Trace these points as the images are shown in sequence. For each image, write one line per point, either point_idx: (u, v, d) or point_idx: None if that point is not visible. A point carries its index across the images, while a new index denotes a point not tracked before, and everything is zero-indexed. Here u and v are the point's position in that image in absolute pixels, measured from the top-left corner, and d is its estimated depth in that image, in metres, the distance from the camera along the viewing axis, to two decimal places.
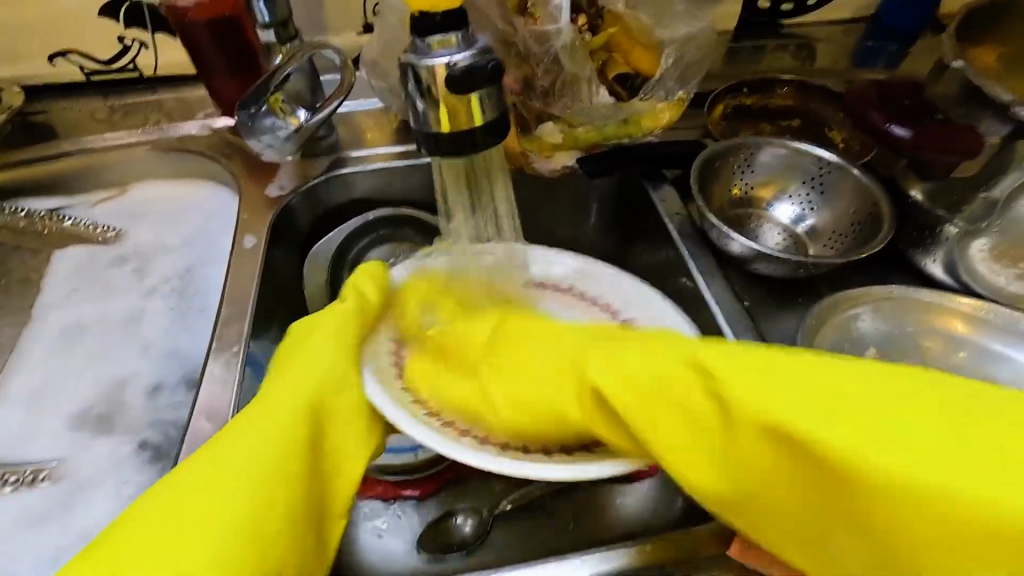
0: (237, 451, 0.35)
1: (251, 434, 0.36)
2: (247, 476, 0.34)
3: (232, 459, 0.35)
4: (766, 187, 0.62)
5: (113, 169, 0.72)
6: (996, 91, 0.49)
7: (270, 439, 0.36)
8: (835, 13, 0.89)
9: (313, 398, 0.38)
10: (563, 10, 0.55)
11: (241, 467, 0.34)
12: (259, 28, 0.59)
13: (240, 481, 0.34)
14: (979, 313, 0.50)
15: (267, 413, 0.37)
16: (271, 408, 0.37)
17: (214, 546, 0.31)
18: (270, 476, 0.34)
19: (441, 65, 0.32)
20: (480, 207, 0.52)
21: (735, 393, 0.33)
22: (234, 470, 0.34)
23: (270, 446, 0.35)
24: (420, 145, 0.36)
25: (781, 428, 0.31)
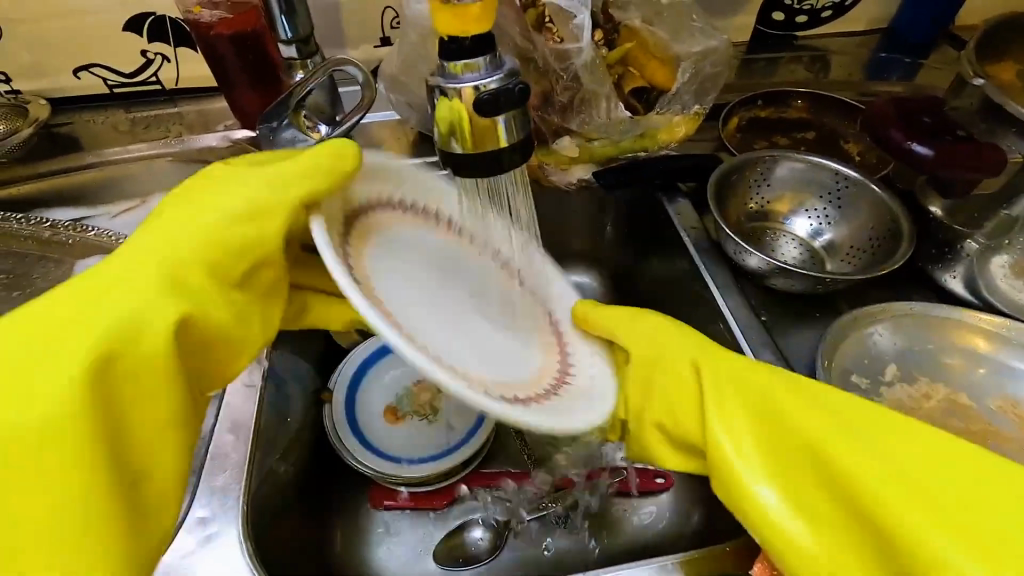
0: (49, 372, 0.32)
1: (103, 309, 0.34)
2: (48, 411, 0.31)
3: (124, 377, 0.33)
4: (783, 201, 0.62)
5: (135, 180, 0.74)
6: (1016, 109, 0.46)
7: (51, 375, 0.31)
8: (850, 25, 0.89)
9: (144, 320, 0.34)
10: (583, 29, 0.53)
11: (139, 369, 0.33)
12: (281, 44, 0.60)
13: (46, 393, 0.31)
14: (998, 329, 0.49)
15: (117, 284, 0.35)
16: (91, 324, 0.33)
17: (50, 465, 0.30)
18: (110, 404, 0.32)
19: (470, 89, 0.32)
20: (501, 222, 0.51)
21: (826, 453, 0.34)
22: (116, 396, 0.33)
23: (129, 350, 0.33)
24: (446, 164, 0.36)
25: (837, 476, 0.34)
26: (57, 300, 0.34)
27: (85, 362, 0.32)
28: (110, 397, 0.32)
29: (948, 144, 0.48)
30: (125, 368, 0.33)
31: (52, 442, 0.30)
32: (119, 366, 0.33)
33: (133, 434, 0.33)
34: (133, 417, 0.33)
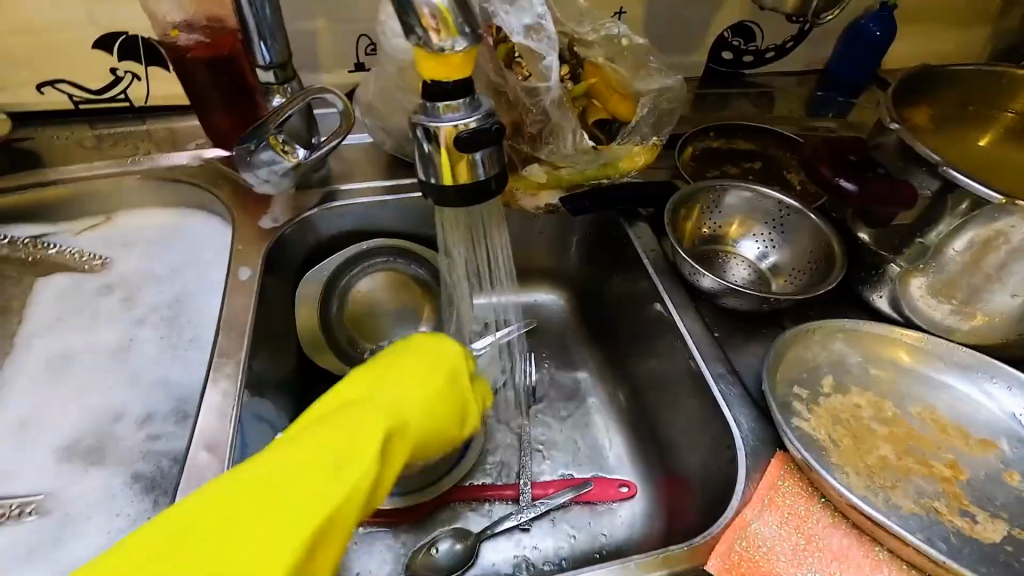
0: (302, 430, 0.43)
1: (332, 418, 0.44)
2: (285, 471, 0.40)
3: (319, 470, 0.40)
4: (734, 227, 0.68)
5: (100, 198, 0.73)
6: (926, 152, 0.52)
7: (325, 445, 0.41)
8: (791, 66, 0.97)
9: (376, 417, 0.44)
10: (550, 70, 0.57)
11: (315, 490, 0.39)
12: (259, 68, 0.62)
13: (264, 470, 0.40)
14: (919, 344, 0.55)
15: (401, 371, 0.49)
16: (311, 435, 0.42)
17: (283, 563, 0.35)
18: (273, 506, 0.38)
19: (449, 128, 0.35)
20: (478, 253, 0.56)
21: None
22: (291, 497, 0.38)
23: (315, 463, 0.40)
24: (425, 193, 0.39)
25: None
26: (345, 391, 0.48)
27: (260, 466, 0.40)
28: (297, 481, 0.39)
29: (871, 179, 0.55)
30: (314, 478, 0.40)
31: (260, 500, 0.38)
32: (322, 488, 0.39)
33: (297, 531, 0.37)
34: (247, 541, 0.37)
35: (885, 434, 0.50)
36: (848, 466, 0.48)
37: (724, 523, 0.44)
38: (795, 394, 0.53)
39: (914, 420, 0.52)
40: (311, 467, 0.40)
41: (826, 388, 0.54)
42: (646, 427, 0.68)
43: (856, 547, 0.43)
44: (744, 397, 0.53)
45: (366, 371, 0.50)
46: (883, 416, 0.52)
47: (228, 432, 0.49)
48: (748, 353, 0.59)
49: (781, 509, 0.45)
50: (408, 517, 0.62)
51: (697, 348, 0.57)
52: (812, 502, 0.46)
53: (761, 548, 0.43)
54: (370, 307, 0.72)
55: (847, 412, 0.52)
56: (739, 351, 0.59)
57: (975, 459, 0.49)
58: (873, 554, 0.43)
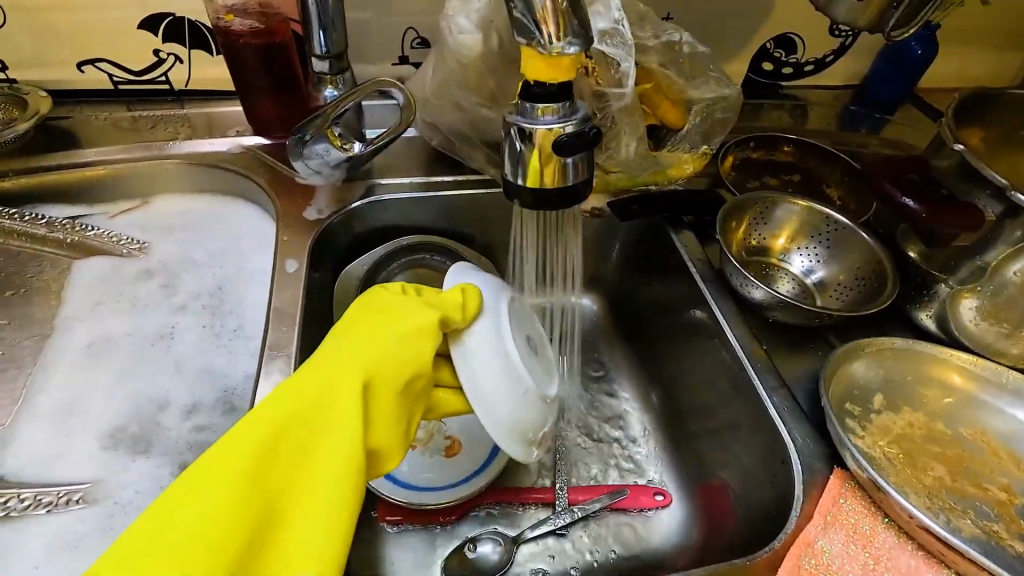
0: (290, 398, 0.39)
1: (323, 384, 0.40)
2: (284, 452, 0.38)
3: (317, 440, 0.39)
4: (780, 240, 0.68)
5: (137, 181, 0.72)
6: (991, 174, 0.53)
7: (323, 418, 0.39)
8: (827, 79, 0.97)
9: (373, 374, 0.40)
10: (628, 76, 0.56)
11: (321, 461, 0.38)
12: (314, 58, 0.61)
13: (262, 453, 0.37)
14: (974, 367, 0.55)
15: (396, 319, 0.43)
16: (304, 407, 0.39)
17: (311, 535, 0.37)
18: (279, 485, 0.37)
19: (546, 130, 0.35)
20: (551, 251, 0.55)
21: None
22: (296, 473, 0.38)
23: (313, 433, 0.39)
24: (508, 194, 0.39)
25: None
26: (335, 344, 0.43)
27: (256, 450, 0.37)
28: (298, 457, 0.38)
29: None
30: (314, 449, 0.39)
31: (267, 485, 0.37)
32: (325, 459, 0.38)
33: (314, 506, 0.38)
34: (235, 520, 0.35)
35: (938, 454, 0.52)
36: (907, 485, 0.49)
37: (786, 539, 0.45)
38: (847, 411, 0.53)
39: (965, 441, 0.53)
40: (309, 439, 0.39)
41: (877, 406, 0.54)
42: (685, 436, 0.67)
43: (924, 568, 0.44)
44: (797, 412, 0.53)
45: (349, 322, 0.44)
46: (935, 437, 0.53)
47: None
48: (797, 367, 0.59)
49: (846, 527, 0.45)
50: (445, 517, 0.62)
51: (748, 359, 0.57)
52: (877, 521, 0.46)
53: (830, 566, 0.44)
54: None
55: (900, 431, 0.53)
56: (787, 364, 0.59)
57: None
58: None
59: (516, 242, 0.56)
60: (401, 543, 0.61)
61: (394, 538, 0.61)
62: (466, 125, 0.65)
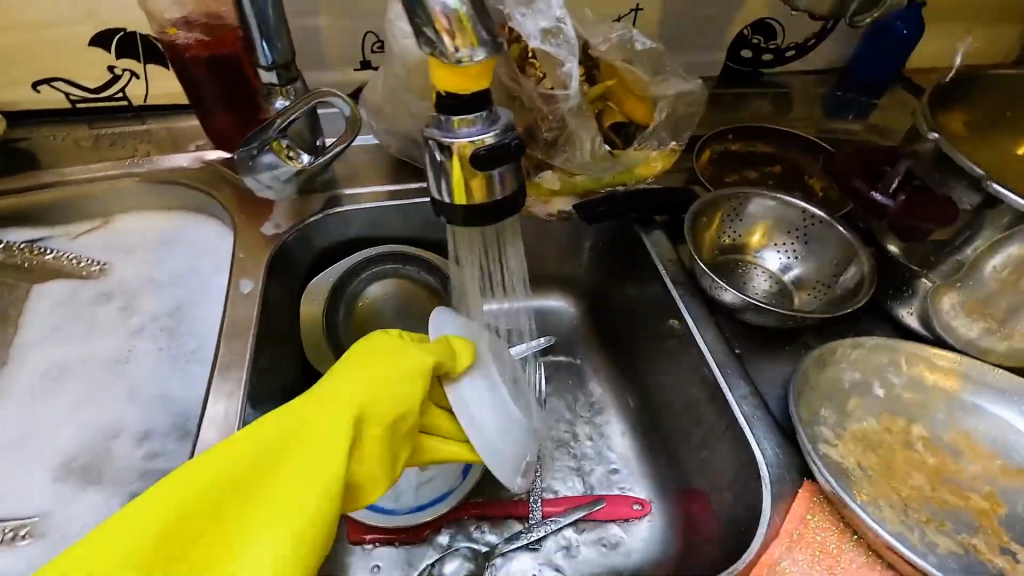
0: (264, 448, 0.39)
1: (309, 409, 0.41)
2: (259, 493, 0.37)
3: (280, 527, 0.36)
4: (755, 236, 0.65)
5: (98, 201, 0.70)
6: (969, 164, 0.49)
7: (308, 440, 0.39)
8: (813, 64, 0.93)
9: (362, 408, 0.41)
10: (571, 77, 0.55)
11: (269, 534, 0.36)
12: (261, 69, 0.59)
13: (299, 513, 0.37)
14: (953, 365, 0.52)
15: (377, 371, 0.44)
16: (298, 445, 0.39)
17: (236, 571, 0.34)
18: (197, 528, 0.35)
19: (464, 143, 0.33)
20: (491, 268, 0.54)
21: None
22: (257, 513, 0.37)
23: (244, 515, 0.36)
24: (436, 208, 0.37)
25: None
26: (325, 384, 0.43)
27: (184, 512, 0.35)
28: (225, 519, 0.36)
29: None
30: (258, 484, 0.38)
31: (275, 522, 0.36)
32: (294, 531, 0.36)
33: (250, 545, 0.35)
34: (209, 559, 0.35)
35: (919, 463, 0.48)
36: (881, 498, 0.45)
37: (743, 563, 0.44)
38: (823, 418, 0.50)
39: (948, 447, 0.50)
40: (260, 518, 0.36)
41: (854, 411, 0.51)
42: (664, 440, 0.66)
43: None
44: (767, 422, 0.50)
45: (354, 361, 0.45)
46: (916, 443, 0.50)
47: None
48: (771, 371, 0.56)
49: (812, 547, 0.42)
50: (417, 534, 0.61)
51: (718, 365, 0.55)
52: (845, 539, 0.43)
53: None
54: (377, 317, 0.71)
55: (879, 437, 0.50)
56: (761, 368, 0.57)
57: (1013, 490, 0.47)
58: None
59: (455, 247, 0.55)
60: (369, 563, 0.60)
61: (360, 558, 0.61)
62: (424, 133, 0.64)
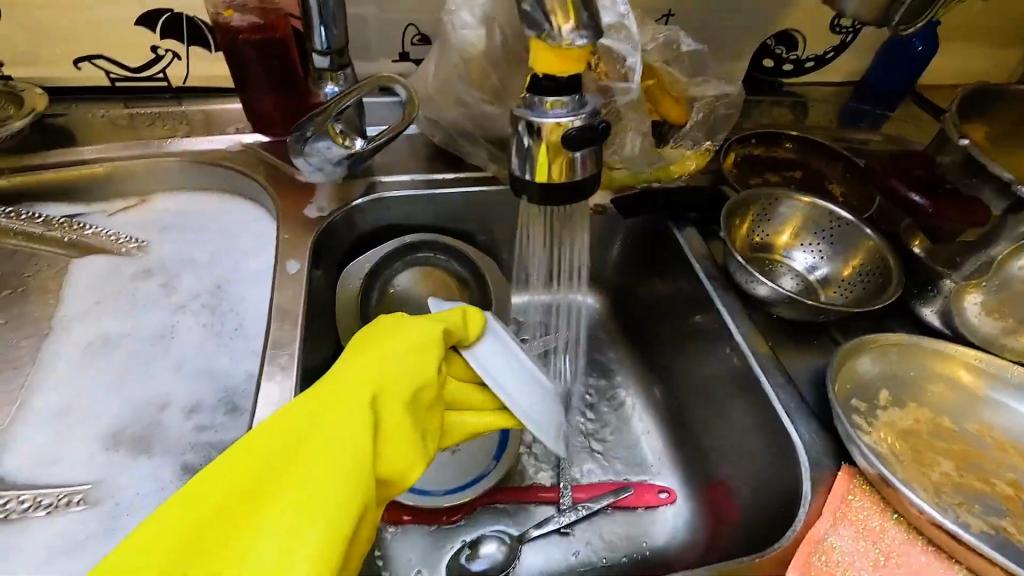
0: (294, 426, 0.40)
1: (335, 384, 0.42)
2: (291, 468, 0.38)
3: (310, 500, 0.36)
4: (783, 236, 0.68)
5: (137, 179, 0.71)
6: (999, 170, 0.52)
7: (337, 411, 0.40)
8: (829, 76, 0.97)
9: (381, 380, 0.42)
10: (632, 71, 0.55)
11: (305, 500, 0.36)
12: (315, 54, 0.60)
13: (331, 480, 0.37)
14: (976, 361, 0.55)
15: (397, 342, 0.46)
16: (327, 417, 0.40)
17: (270, 539, 0.34)
18: (232, 508, 0.36)
19: (553, 125, 0.35)
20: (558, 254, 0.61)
21: None
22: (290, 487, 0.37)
23: (274, 491, 0.36)
24: (515, 188, 0.39)
25: None
26: (349, 363, 0.44)
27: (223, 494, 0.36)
28: (258, 494, 0.36)
29: (939, 196, 0.55)
30: (287, 459, 0.38)
31: (307, 493, 0.36)
32: (324, 502, 0.36)
33: (284, 519, 0.35)
34: (246, 535, 0.34)
35: (946, 451, 0.51)
36: (914, 481, 0.48)
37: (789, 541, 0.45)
38: (855, 406, 0.53)
39: (971, 437, 0.52)
40: (289, 491, 0.36)
41: (883, 402, 0.54)
42: (691, 431, 0.68)
43: (934, 564, 0.43)
44: (804, 409, 0.52)
45: (374, 340, 0.47)
46: (942, 432, 0.52)
47: None
48: (802, 363, 0.59)
49: (855, 524, 0.44)
50: (451, 516, 0.62)
51: (754, 355, 0.57)
52: (885, 517, 0.45)
53: (841, 564, 0.43)
54: (408, 305, 0.71)
55: (908, 426, 0.52)
56: (793, 361, 0.59)
57: None
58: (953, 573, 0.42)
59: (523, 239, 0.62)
60: (404, 543, 0.61)
61: (395, 539, 0.61)
62: (469, 123, 0.65)
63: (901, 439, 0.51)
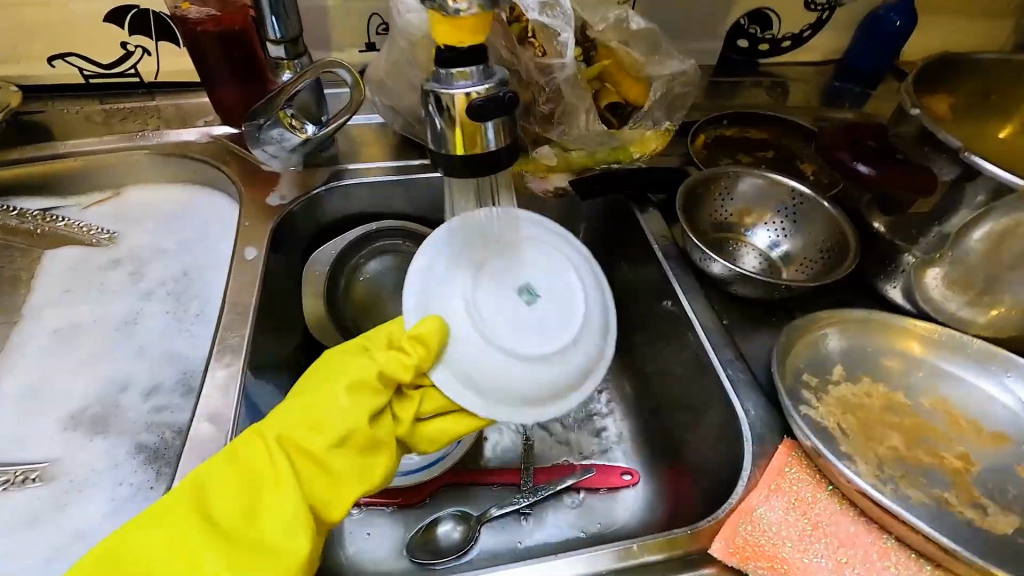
0: (252, 469, 0.40)
1: (297, 424, 0.42)
2: (238, 520, 0.38)
3: (250, 561, 0.37)
4: (745, 215, 0.67)
5: (109, 172, 0.73)
6: (946, 137, 0.52)
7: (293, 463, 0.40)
8: (808, 55, 0.95)
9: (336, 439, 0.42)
10: (567, 45, 0.56)
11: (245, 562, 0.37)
12: (270, 43, 0.61)
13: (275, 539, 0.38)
14: (932, 335, 0.55)
15: (363, 377, 0.44)
16: (282, 464, 0.40)
17: None
18: (174, 555, 0.36)
19: (461, 95, 0.35)
20: None
21: None
22: (233, 542, 0.37)
23: (215, 542, 0.37)
24: (435, 163, 0.39)
25: None
26: (315, 395, 0.43)
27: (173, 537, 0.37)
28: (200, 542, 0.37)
29: (891, 166, 0.54)
30: (238, 507, 0.39)
31: (250, 553, 0.37)
32: (261, 569, 0.37)
33: None
34: None
35: (896, 425, 0.50)
36: (859, 455, 0.47)
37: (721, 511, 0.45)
38: (804, 380, 0.52)
39: (926, 411, 0.51)
40: (228, 551, 0.37)
41: (836, 377, 0.53)
42: (655, 412, 0.68)
43: (865, 534, 0.42)
44: (752, 384, 0.52)
45: (343, 363, 0.45)
46: (896, 407, 0.52)
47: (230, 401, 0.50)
48: (756, 341, 0.58)
49: (789, 495, 0.44)
50: (411, 497, 0.62)
51: (704, 332, 0.56)
52: (820, 490, 0.45)
53: (767, 534, 0.42)
54: (377, 292, 0.72)
55: (860, 402, 0.52)
56: (747, 339, 0.59)
57: (989, 452, 0.49)
58: (885, 538, 0.42)
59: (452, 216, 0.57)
60: (365, 525, 0.62)
61: (356, 521, 0.62)
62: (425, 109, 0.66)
63: (851, 416, 0.51)
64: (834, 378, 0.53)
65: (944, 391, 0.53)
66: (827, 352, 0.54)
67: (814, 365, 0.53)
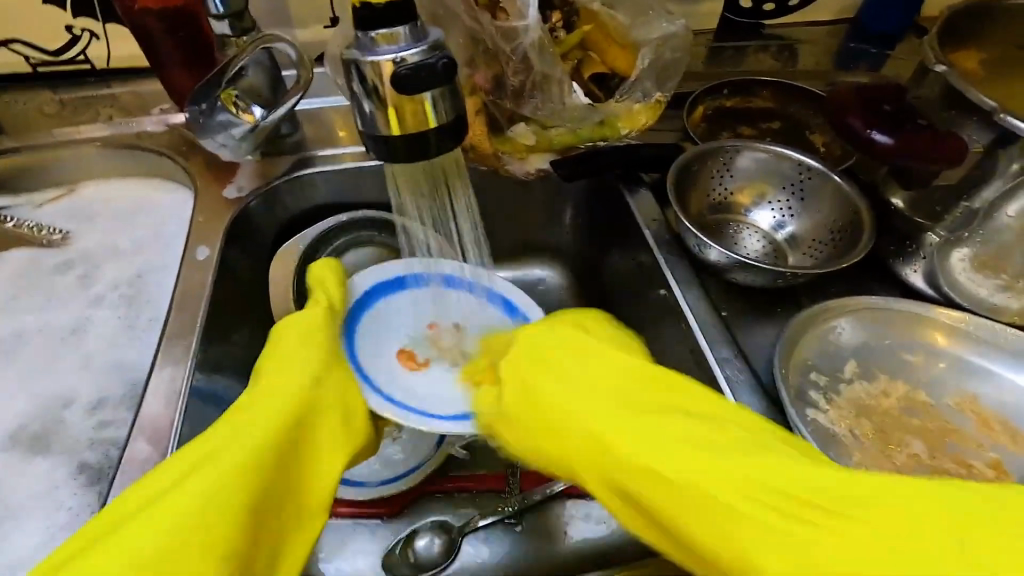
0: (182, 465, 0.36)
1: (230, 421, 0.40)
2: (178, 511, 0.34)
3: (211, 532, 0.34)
4: (746, 192, 0.60)
5: (60, 168, 0.68)
6: (979, 97, 0.45)
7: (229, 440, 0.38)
8: (818, 14, 0.87)
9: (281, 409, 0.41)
10: (529, 5, 0.52)
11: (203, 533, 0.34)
12: (212, 19, 0.56)
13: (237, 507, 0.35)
14: (959, 325, 0.49)
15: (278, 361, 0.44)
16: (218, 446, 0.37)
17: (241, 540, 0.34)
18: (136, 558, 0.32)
19: (387, 62, 0.29)
20: (442, 221, 0.51)
21: None
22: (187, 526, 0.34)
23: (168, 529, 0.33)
24: (371, 149, 0.34)
25: None
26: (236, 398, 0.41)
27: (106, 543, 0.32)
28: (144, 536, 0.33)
29: (909, 132, 0.48)
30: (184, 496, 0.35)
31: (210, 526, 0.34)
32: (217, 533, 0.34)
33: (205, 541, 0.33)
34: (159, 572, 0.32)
35: (917, 429, 0.45)
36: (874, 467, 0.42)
37: None
38: (812, 380, 0.47)
39: (952, 413, 0.46)
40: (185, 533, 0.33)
41: (849, 374, 0.48)
42: None
43: None
44: (752, 385, 0.46)
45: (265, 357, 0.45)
46: (915, 407, 0.46)
47: (173, 416, 0.46)
48: (758, 336, 0.52)
49: None
50: (387, 508, 0.58)
51: (699, 326, 0.50)
52: None
53: None
54: None
55: (877, 404, 0.46)
56: (748, 333, 0.53)
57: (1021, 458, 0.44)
58: None
59: (398, 198, 0.50)
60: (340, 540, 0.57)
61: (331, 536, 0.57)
62: None
63: (866, 420, 0.45)
64: (850, 375, 0.48)
65: (972, 389, 0.47)
66: (842, 346, 0.49)
67: (828, 362, 0.48)
